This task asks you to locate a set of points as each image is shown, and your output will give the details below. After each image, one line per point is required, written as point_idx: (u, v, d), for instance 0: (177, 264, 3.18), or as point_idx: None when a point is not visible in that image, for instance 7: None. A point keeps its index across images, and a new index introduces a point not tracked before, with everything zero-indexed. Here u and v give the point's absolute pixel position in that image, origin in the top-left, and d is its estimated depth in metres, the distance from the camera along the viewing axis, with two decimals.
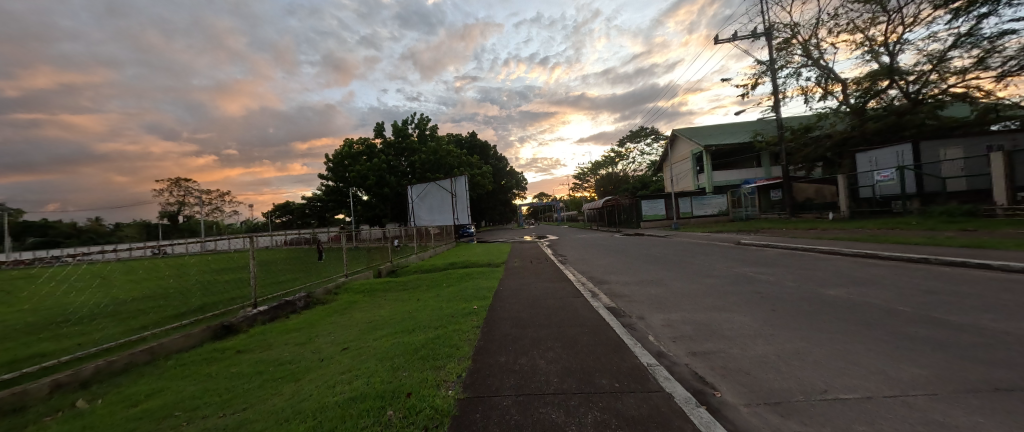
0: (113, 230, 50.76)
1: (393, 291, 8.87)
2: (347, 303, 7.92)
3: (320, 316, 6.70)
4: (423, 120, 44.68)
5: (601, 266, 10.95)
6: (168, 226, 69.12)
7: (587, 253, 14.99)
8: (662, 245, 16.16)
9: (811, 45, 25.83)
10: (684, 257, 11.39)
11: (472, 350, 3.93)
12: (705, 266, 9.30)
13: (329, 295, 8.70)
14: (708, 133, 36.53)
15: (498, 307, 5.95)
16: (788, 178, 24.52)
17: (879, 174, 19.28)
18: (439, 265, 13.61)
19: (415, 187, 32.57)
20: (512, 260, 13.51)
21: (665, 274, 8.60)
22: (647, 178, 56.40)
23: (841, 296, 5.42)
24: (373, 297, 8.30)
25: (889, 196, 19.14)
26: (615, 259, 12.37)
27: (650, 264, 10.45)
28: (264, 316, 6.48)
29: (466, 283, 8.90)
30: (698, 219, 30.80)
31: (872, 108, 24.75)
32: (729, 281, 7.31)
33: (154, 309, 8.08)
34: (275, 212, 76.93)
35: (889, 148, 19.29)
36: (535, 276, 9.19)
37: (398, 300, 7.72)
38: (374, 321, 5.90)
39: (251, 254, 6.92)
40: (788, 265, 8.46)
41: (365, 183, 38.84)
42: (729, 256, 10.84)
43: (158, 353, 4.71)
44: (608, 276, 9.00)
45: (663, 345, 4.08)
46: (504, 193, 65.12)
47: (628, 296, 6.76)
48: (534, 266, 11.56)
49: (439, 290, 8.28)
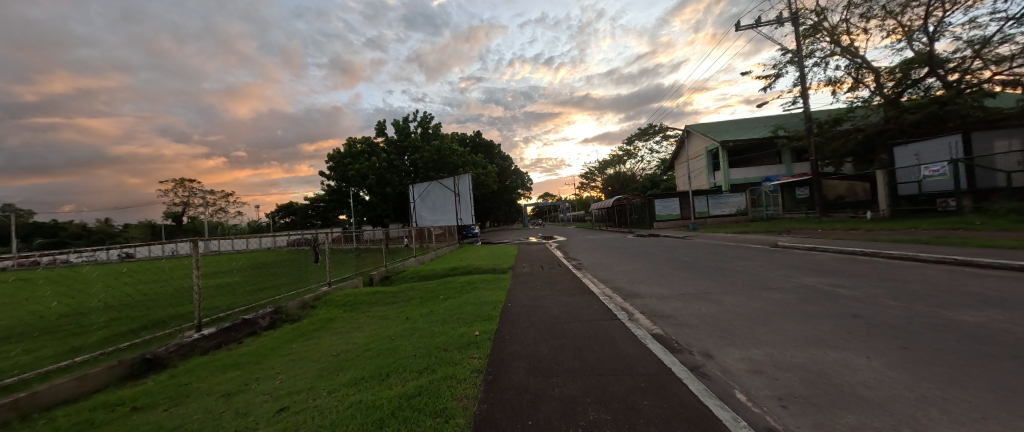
0: (120, 230, 50.44)
1: (380, 304, 7.49)
2: (323, 321, 6.53)
3: (281, 343, 5.26)
4: (426, 118, 43.43)
5: (624, 273, 9.39)
6: (173, 227, 68.84)
7: (603, 257, 13.35)
8: (686, 247, 14.51)
9: (840, 32, 24.04)
10: (721, 263, 9.74)
11: (470, 426, 2.43)
12: (755, 274, 7.71)
13: (303, 309, 7.33)
14: (724, 128, 34.73)
15: (509, 337, 4.43)
16: (817, 174, 22.67)
17: (927, 168, 17.45)
18: (438, 271, 12.18)
19: (416, 186, 31.18)
20: (520, 265, 12.01)
21: (709, 285, 7.02)
22: (657, 177, 54.43)
23: (991, 327, 3.84)
24: (356, 313, 6.88)
25: (936, 194, 17.20)
26: (637, 264, 10.78)
27: (683, 271, 8.85)
28: (207, 343, 5.14)
29: (468, 295, 7.43)
30: (716, 219, 29.04)
31: (908, 100, 23.22)
32: (799, 295, 5.76)
33: (130, 316, 7.98)
34: (279, 213, 76.39)
35: (937, 140, 17.42)
36: (548, 287, 7.68)
37: (383, 318, 6.29)
38: (344, 353, 4.44)
39: (194, 263, 5.48)
40: (863, 274, 6.82)
41: (366, 183, 37.71)
42: (776, 262, 9.18)
43: (25, 408, 3.26)
44: (637, 288, 7.42)
45: (774, 416, 2.55)
46: (510, 193, 63.59)
47: (672, 316, 5.23)
48: (547, 272, 10.10)
49: (434, 305, 6.83)
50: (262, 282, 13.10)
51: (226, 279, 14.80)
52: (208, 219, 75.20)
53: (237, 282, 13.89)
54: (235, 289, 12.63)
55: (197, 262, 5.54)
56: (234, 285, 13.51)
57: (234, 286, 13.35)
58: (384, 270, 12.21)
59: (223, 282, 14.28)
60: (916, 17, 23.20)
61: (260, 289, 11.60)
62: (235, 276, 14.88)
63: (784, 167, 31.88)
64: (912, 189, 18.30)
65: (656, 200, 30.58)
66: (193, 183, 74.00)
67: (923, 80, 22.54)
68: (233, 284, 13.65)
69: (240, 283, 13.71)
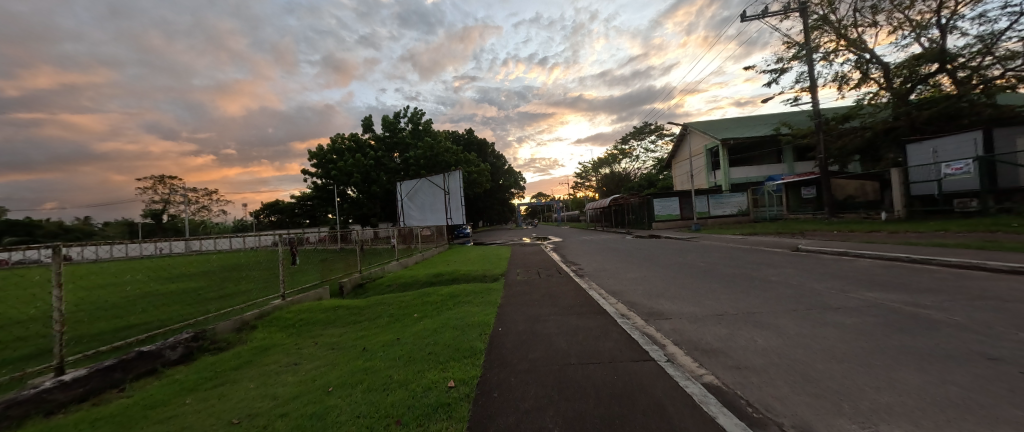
0: (97, 229, 48.07)
1: (338, 324, 6.00)
2: (256, 350, 5.00)
3: (176, 393, 3.71)
4: (416, 114, 41.81)
5: (636, 283, 8.02)
6: (153, 226, 66.04)
7: (606, 262, 11.90)
8: (696, 251, 13.16)
9: (847, 25, 23.12)
10: (746, 271, 8.39)
11: None
12: (798, 287, 6.36)
13: (236, 333, 5.79)
14: (724, 126, 33.78)
15: (497, 396, 2.95)
16: (826, 173, 21.59)
17: (948, 166, 16.12)
18: (420, 278, 10.57)
19: (404, 183, 29.51)
20: (514, 271, 10.55)
21: (748, 303, 5.65)
22: (652, 177, 53.37)
23: None
24: (302, 338, 5.33)
25: (957, 194, 16.24)
26: (647, 272, 9.38)
27: (707, 282, 7.45)
28: (65, 395, 3.56)
29: (448, 314, 5.95)
30: (717, 220, 27.97)
31: (917, 96, 22.37)
32: (881, 320, 4.39)
33: (27, 338, 6.48)
34: (264, 211, 73.79)
35: (958, 136, 16.21)
36: (548, 303, 6.24)
37: (333, 349, 4.76)
38: (247, 421, 2.93)
39: (56, 276, 3.90)
40: (941, 289, 5.48)
41: (350, 181, 36.02)
42: (812, 270, 7.84)
43: None
44: (660, 305, 5.99)
45: None
46: (503, 192, 62.11)
47: (723, 353, 3.80)
48: (546, 280, 8.70)
49: (403, 329, 5.36)
50: (222, 290, 11.59)
51: (194, 282, 13.34)
52: (189, 218, 72.21)
53: (205, 287, 12.47)
54: (199, 296, 11.19)
55: (59, 275, 3.94)
56: (201, 290, 12.08)
57: (200, 291, 11.89)
58: (357, 277, 10.63)
59: (190, 286, 12.80)
60: (925, 11, 22.41)
61: (224, 298, 10.25)
62: (205, 280, 13.44)
63: (786, 166, 30.90)
64: (929, 188, 17.31)
65: (655, 200, 29.44)
66: (173, 180, 71.01)
67: (932, 76, 21.71)
68: (200, 290, 12.21)
69: (208, 289, 12.27)
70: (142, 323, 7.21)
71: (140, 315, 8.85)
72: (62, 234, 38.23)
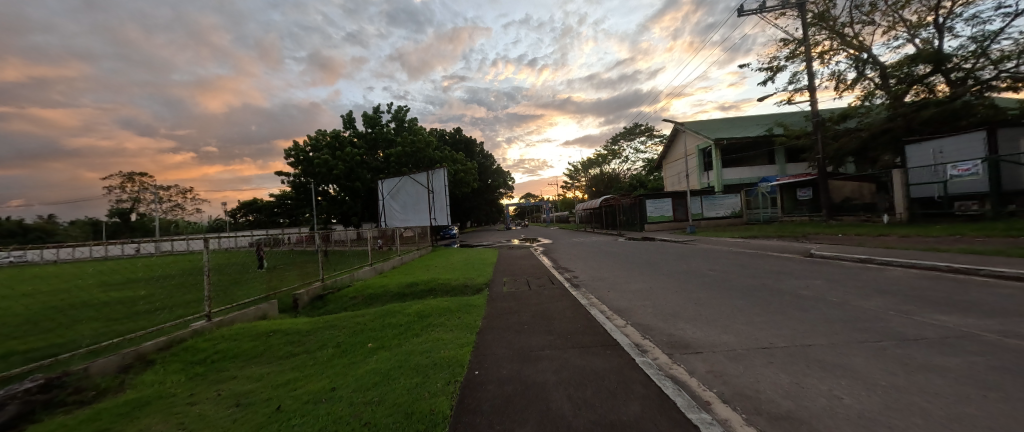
0: (59, 228, 44.93)
1: (265, 358, 4.53)
2: (124, 408, 3.44)
3: None
4: (401, 110, 40.13)
5: (643, 298, 6.86)
6: (119, 225, 62.15)
7: (603, 270, 10.66)
8: (699, 256, 12.13)
9: (845, 23, 22.58)
10: (767, 283, 7.25)
11: None
12: (843, 307, 5.23)
13: (115, 378, 4.20)
14: (717, 126, 33.22)
15: None
16: (824, 174, 20.93)
17: (954, 167, 15.43)
18: (391, 289, 9.07)
19: (385, 181, 27.80)
20: (499, 281, 9.25)
21: (792, 329, 4.49)
22: (642, 178, 52.80)
23: None
24: (203, 386, 3.83)
25: (959, 196, 15.65)
26: (652, 283, 8.19)
27: (730, 298, 6.26)
28: None
29: (412, 344, 4.57)
30: (710, 221, 27.29)
31: (912, 97, 22.03)
32: (992, 362, 3.27)
33: None
34: (241, 211, 70.47)
35: (961, 136, 15.62)
36: (541, 328, 4.95)
37: (235, 408, 3.29)
38: None
39: None
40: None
41: (331, 175, 34.05)
42: (846, 283, 6.76)
43: None
44: (682, 331, 4.76)
45: None
46: (492, 192, 60.67)
47: (803, 423, 2.57)
48: (539, 293, 7.45)
49: (347, 370, 3.94)
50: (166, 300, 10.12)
51: (139, 290, 11.42)
52: (159, 218, 68.38)
53: (149, 297, 10.52)
54: (135, 307, 9.42)
55: None
56: (144, 302, 10.27)
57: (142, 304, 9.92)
58: (318, 287, 9.11)
59: (131, 295, 10.84)
60: (920, 11, 22.11)
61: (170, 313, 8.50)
62: (152, 288, 11.45)
63: (778, 167, 30.45)
64: (930, 190, 16.58)
65: (648, 201, 28.58)
66: (142, 179, 67.14)
67: (927, 77, 21.41)
68: (142, 300, 10.22)
69: (152, 299, 10.34)
70: (29, 347, 5.47)
71: (46, 334, 6.94)
72: (19, 235, 35.44)
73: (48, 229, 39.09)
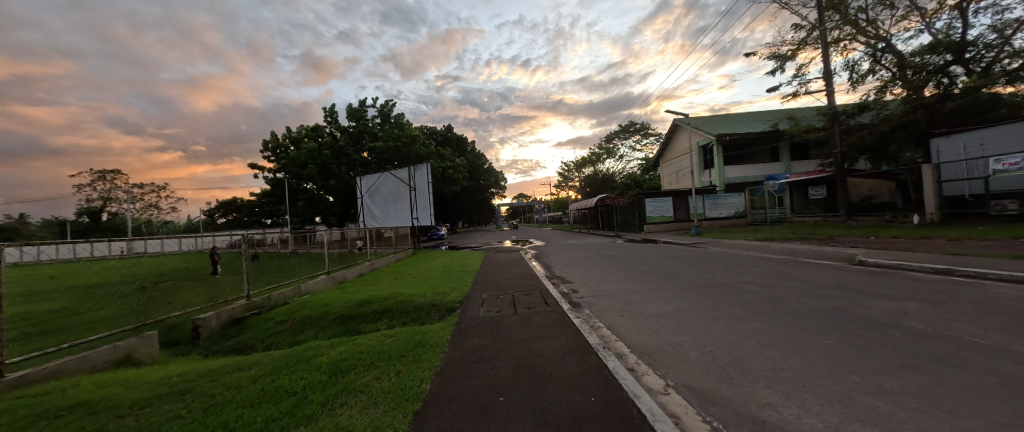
0: (22, 227, 41.58)
1: None
2: None
3: None
4: (385, 105, 37.84)
5: (676, 330, 4.77)
6: (87, 226, 58.13)
7: (608, 282, 8.63)
8: (720, 263, 10.16)
9: (862, 8, 20.97)
10: (842, 307, 5.20)
11: None
12: (1017, 360, 3.20)
13: None
14: (718, 122, 31.56)
15: None
16: (841, 171, 19.25)
17: (999, 161, 13.51)
18: (334, 309, 6.83)
19: (363, 178, 25.51)
20: (478, 298, 7.10)
21: (982, 419, 2.42)
22: (638, 177, 51.10)
23: None
24: None
25: (998, 194, 14.16)
26: (678, 304, 6.13)
27: (808, 336, 4.18)
28: None
29: None
30: (713, 222, 25.55)
31: (930, 91, 20.56)
32: None
33: None
34: (220, 211, 66.89)
35: (1006, 126, 13.83)
36: (527, 406, 2.80)
37: None
38: None
39: None
40: None
41: (304, 173, 31.41)
42: (961, 309, 4.73)
43: None
44: (774, 413, 2.66)
45: None
46: (483, 192, 58.47)
47: None
48: (527, 320, 5.35)
49: None
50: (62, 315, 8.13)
51: (50, 304, 9.54)
52: (133, 217, 64.68)
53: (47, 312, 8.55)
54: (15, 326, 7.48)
55: None
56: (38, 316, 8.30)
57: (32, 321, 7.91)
58: (235, 308, 6.89)
59: (34, 309, 8.96)
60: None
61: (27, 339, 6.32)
62: (65, 301, 9.57)
63: (783, 165, 28.87)
64: (969, 187, 14.81)
65: (647, 200, 26.71)
66: (113, 176, 63.31)
67: (947, 68, 19.91)
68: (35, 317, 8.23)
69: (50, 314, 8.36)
70: None
71: None
72: None
73: (13, 227, 36.42)
